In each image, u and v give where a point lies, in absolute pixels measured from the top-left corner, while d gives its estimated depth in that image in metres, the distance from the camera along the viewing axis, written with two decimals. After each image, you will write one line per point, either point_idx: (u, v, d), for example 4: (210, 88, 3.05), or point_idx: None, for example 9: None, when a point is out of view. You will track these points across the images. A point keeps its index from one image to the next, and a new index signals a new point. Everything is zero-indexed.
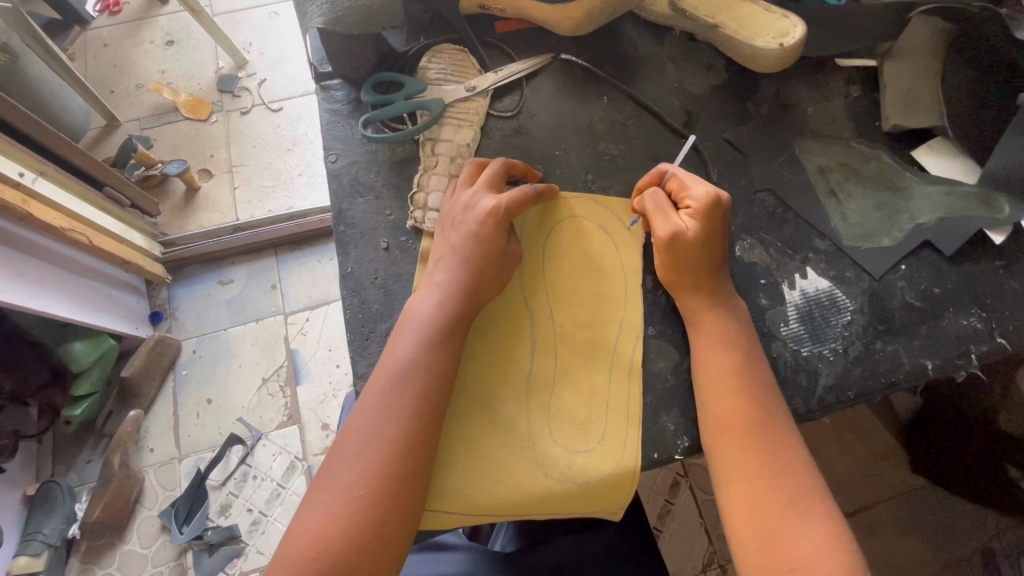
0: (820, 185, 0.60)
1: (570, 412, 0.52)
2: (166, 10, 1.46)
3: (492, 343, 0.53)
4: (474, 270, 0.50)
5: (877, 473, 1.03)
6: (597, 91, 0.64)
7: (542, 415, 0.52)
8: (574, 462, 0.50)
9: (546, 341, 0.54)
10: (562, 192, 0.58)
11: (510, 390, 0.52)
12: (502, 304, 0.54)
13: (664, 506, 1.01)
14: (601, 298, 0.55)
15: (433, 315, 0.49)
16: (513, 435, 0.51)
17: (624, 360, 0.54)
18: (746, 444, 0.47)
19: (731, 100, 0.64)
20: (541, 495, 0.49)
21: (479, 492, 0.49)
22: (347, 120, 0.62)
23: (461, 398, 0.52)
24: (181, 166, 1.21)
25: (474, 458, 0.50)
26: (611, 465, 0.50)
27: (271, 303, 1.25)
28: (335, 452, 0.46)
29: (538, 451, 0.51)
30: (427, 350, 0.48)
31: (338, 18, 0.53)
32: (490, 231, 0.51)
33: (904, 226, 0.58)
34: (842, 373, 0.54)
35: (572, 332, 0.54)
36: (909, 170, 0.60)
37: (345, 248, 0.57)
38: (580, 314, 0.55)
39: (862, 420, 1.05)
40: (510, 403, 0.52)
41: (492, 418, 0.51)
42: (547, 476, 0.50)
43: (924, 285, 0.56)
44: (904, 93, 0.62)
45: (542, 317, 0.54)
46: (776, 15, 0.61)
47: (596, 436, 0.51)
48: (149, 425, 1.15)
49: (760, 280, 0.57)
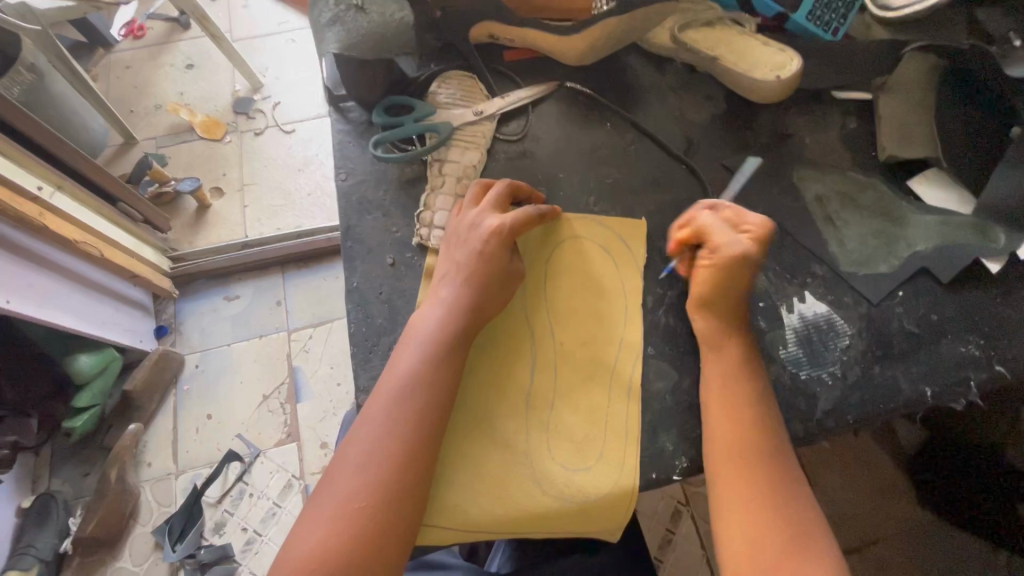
0: (818, 212, 0.61)
1: (569, 431, 0.52)
2: (187, 35, 1.52)
3: (492, 359, 0.54)
4: (477, 286, 0.51)
5: (886, 509, 1.05)
6: (601, 118, 0.66)
7: (541, 432, 0.52)
8: (572, 481, 0.50)
9: (548, 358, 0.54)
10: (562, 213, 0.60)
11: (511, 406, 0.52)
12: (504, 320, 0.55)
13: (665, 536, 1.01)
14: (601, 317, 0.56)
15: (437, 331, 0.50)
16: (512, 451, 0.51)
17: (623, 378, 0.54)
18: (746, 473, 0.47)
19: (730, 128, 0.66)
20: (540, 512, 0.49)
21: (478, 508, 0.49)
22: (357, 141, 0.64)
23: (462, 414, 0.52)
24: (194, 184, 1.25)
25: (475, 472, 0.50)
26: (610, 484, 0.50)
27: (276, 319, 1.28)
28: (335, 464, 0.47)
29: (537, 467, 0.51)
30: (430, 364, 0.49)
31: (354, 44, 0.57)
32: (494, 249, 0.52)
33: (901, 253, 0.59)
34: (842, 397, 0.54)
35: (572, 351, 0.55)
36: (905, 200, 0.62)
37: (351, 263, 0.58)
38: (581, 332, 0.55)
39: (868, 451, 1.09)
40: (510, 419, 0.52)
41: (491, 434, 0.51)
42: (545, 493, 0.50)
43: (921, 312, 0.57)
44: (899, 125, 0.64)
45: (543, 335, 0.55)
46: (774, 49, 0.63)
47: (594, 454, 0.51)
48: (149, 440, 1.17)
49: (759, 303, 0.57)
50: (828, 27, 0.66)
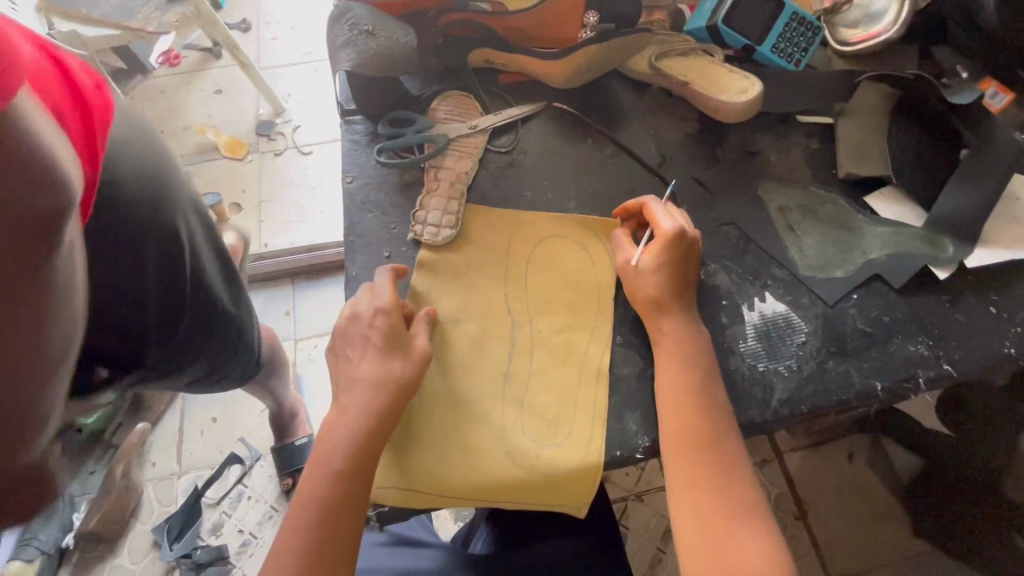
0: (781, 222, 0.67)
1: (541, 408, 0.57)
2: (218, 64, 1.67)
3: (474, 344, 0.59)
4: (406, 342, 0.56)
5: (879, 533, 1.11)
6: (583, 135, 0.73)
7: (515, 410, 0.57)
8: (541, 454, 0.55)
9: (524, 345, 0.60)
10: (542, 215, 0.66)
11: (490, 381, 0.58)
12: (487, 308, 0.61)
13: (656, 554, 1.08)
14: (576, 309, 0.62)
15: (354, 428, 0.53)
16: (490, 423, 0.56)
17: (593, 364, 0.59)
18: (696, 464, 0.52)
19: (700, 145, 0.72)
20: (509, 483, 0.54)
21: (455, 476, 0.53)
22: (364, 148, 0.70)
23: (446, 388, 0.57)
24: (215, 200, 1.38)
25: (451, 445, 0.55)
26: (575, 459, 0.55)
27: (283, 327, 1.37)
28: (302, 496, 0.52)
29: (511, 441, 0.55)
30: (361, 431, 0.53)
31: (363, 63, 0.64)
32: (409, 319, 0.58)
33: (857, 261, 0.64)
34: (797, 387, 0.58)
35: (548, 337, 0.60)
36: (862, 213, 0.67)
37: (351, 255, 0.64)
38: (558, 321, 0.61)
39: (862, 480, 1.15)
40: (488, 396, 0.57)
41: (470, 407, 0.56)
42: (517, 465, 0.54)
43: (874, 313, 0.61)
44: (857, 145, 0.70)
45: (522, 323, 0.61)
46: (738, 76, 0.71)
47: (565, 430, 0.56)
48: (155, 439, 1.23)
49: (722, 301, 0.62)
50: (791, 58, 0.73)
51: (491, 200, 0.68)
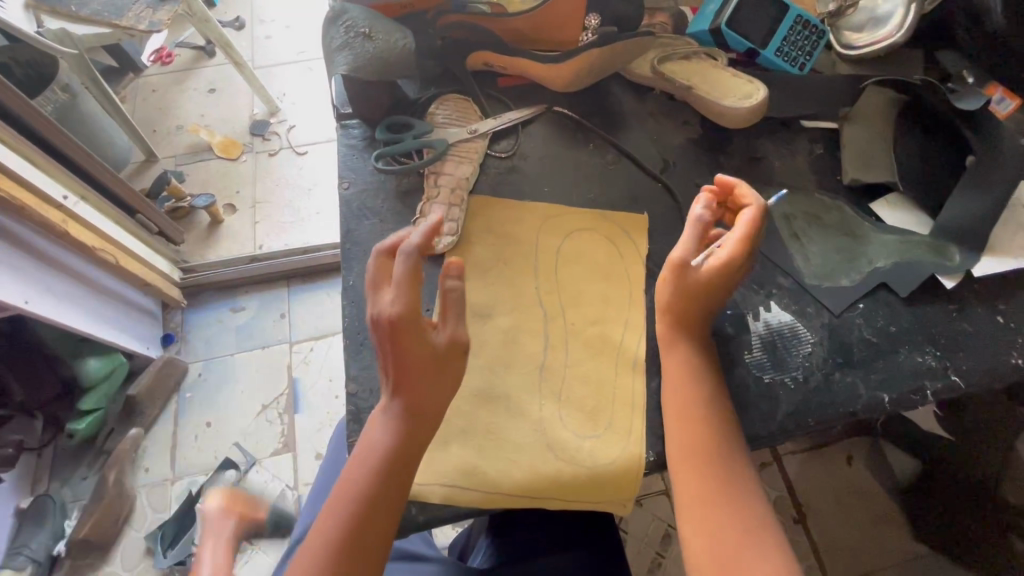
0: (786, 229, 0.66)
1: (579, 401, 0.56)
2: (211, 62, 1.65)
3: (491, 346, 0.58)
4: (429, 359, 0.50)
5: (877, 535, 1.11)
6: (585, 139, 0.71)
7: (554, 403, 0.55)
8: (582, 447, 0.54)
9: (557, 337, 0.58)
10: (570, 208, 0.66)
11: (524, 375, 0.56)
12: (503, 308, 0.60)
13: (655, 558, 1.07)
14: (609, 300, 0.61)
15: (387, 441, 0.49)
16: (527, 417, 0.54)
17: (629, 354, 0.58)
18: (702, 476, 0.51)
19: (704, 151, 0.71)
20: (552, 477, 0.52)
21: (498, 471, 0.52)
22: (361, 153, 0.69)
23: (474, 383, 0.56)
24: (208, 202, 1.38)
25: (487, 442, 0.53)
26: (617, 453, 0.54)
27: (279, 330, 1.35)
28: (328, 519, 0.48)
29: (550, 436, 0.54)
30: (397, 444, 0.49)
31: (360, 66, 0.63)
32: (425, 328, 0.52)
33: (863, 269, 0.63)
34: (803, 399, 0.57)
35: (582, 329, 0.59)
36: (867, 221, 0.66)
37: (348, 263, 0.62)
38: (591, 313, 0.60)
39: (865, 484, 1.14)
40: (524, 389, 0.56)
41: (506, 402, 0.55)
42: (558, 459, 0.53)
43: (881, 323, 0.60)
44: (861, 151, 0.69)
45: (555, 315, 0.59)
46: (743, 80, 0.70)
47: (604, 422, 0.55)
48: (149, 445, 1.23)
49: (727, 310, 0.61)
50: (795, 62, 0.72)
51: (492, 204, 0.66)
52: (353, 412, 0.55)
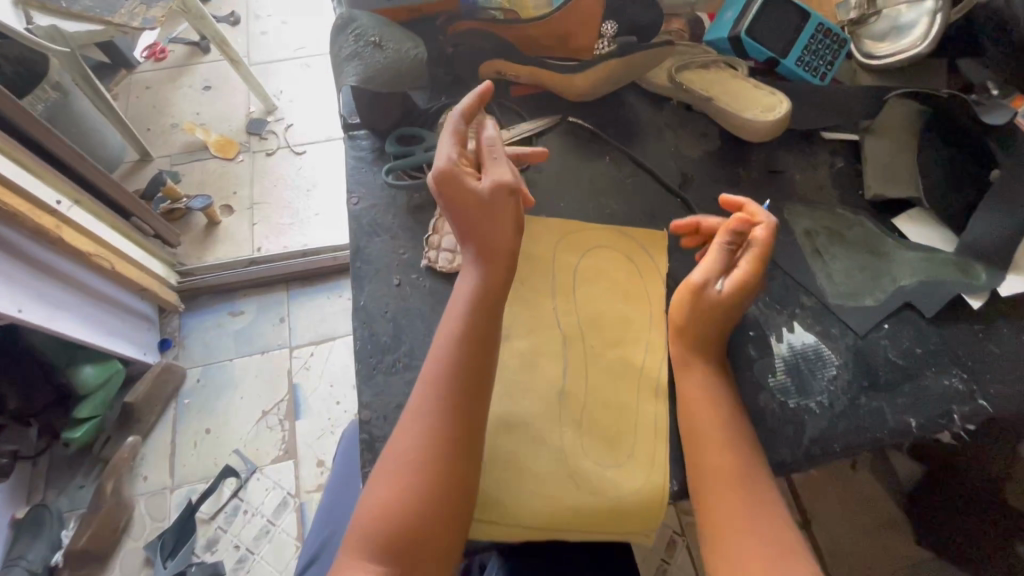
0: (807, 246, 0.64)
1: (601, 429, 0.54)
2: (207, 59, 1.61)
3: (511, 372, 0.56)
4: (452, 374, 0.51)
5: (882, 541, 1.10)
6: (601, 151, 0.69)
7: (575, 431, 0.54)
8: (604, 477, 0.52)
9: (578, 360, 0.57)
10: (588, 224, 0.64)
11: (544, 402, 0.55)
12: (521, 331, 0.58)
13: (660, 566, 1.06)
14: (629, 322, 0.59)
15: (421, 432, 0.49)
16: (547, 447, 0.53)
17: (651, 378, 0.56)
18: (726, 504, 0.49)
19: (723, 164, 0.69)
20: (573, 509, 0.51)
21: (517, 502, 0.51)
22: (369, 167, 0.66)
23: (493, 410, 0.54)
24: (207, 202, 1.35)
25: (507, 471, 0.52)
26: (639, 483, 0.52)
27: (279, 335, 1.33)
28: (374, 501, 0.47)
29: (571, 465, 0.53)
30: (431, 434, 0.49)
31: (370, 78, 0.60)
32: (446, 343, 0.52)
33: (886, 288, 0.62)
34: (828, 425, 0.55)
35: (601, 352, 0.57)
36: (890, 237, 0.64)
37: (359, 283, 0.60)
38: (611, 336, 0.58)
39: (867, 489, 1.14)
40: (544, 416, 0.54)
41: (527, 430, 0.54)
42: (579, 489, 0.52)
43: (906, 345, 0.59)
44: (883, 165, 0.67)
45: (574, 338, 0.58)
46: (765, 92, 0.68)
47: (626, 452, 0.53)
48: (147, 453, 1.21)
49: (750, 332, 0.60)
50: (816, 72, 0.70)
51: None
52: (366, 441, 0.53)
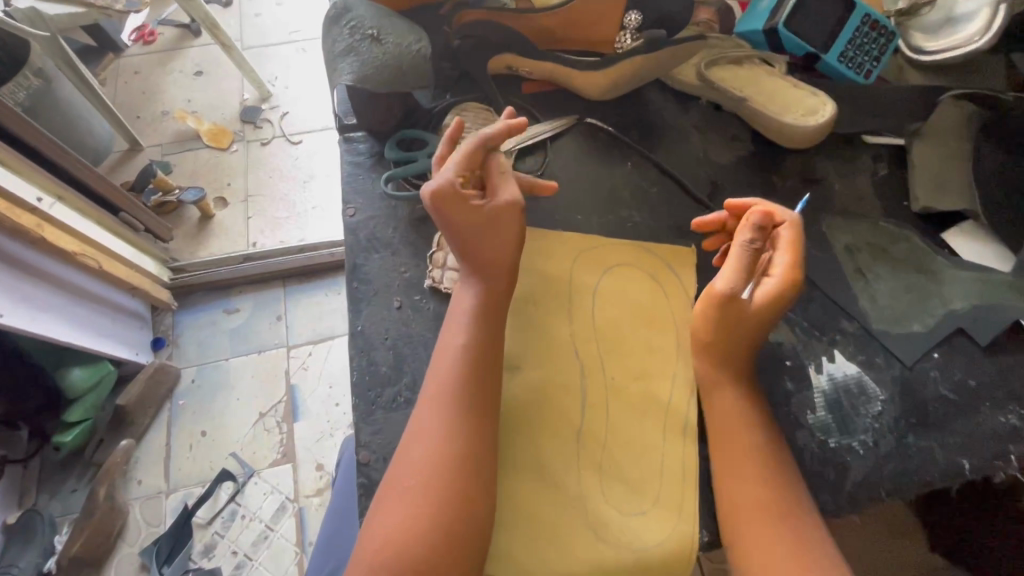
0: (848, 265, 0.58)
1: (622, 472, 0.49)
2: (198, 42, 1.53)
3: (523, 407, 0.51)
4: (452, 414, 0.45)
5: None
6: (622, 156, 0.63)
7: (593, 475, 0.49)
8: (626, 526, 0.47)
9: (597, 393, 0.52)
10: (608, 240, 0.58)
11: (559, 441, 0.50)
12: (534, 361, 0.52)
13: None
14: (653, 351, 0.53)
15: (423, 470, 0.44)
16: (563, 492, 0.48)
17: (678, 416, 0.51)
18: (772, 543, 0.43)
19: (756, 171, 0.63)
20: (592, 562, 0.46)
21: (531, 554, 0.46)
22: (368, 174, 0.60)
23: (502, 449, 0.49)
24: (197, 194, 1.28)
25: (518, 518, 0.47)
26: (665, 535, 0.47)
27: (276, 334, 1.28)
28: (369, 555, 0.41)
29: (589, 512, 0.48)
30: (435, 472, 0.43)
31: (367, 76, 0.54)
32: (448, 371, 0.47)
33: (935, 311, 0.56)
34: (873, 467, 0.50)
35: (623, 385, 0.52)
36: (940, 254, 0.58)
37: (357, 305, 0.55)
38: (633, 367, 0.53)
39: None
40: (561, 457, 0.49)
41: (541, 473, 0.49)
42: (598, 540, 0.47)
43: (958, 377, 0.54)
44: (933, 174, 0.61)
45: (592, 370, 0.52)
46: (806, 92, 0.61)
47: (650, 498, 0.48)
48: (141, 456, 1.16)
49: (786, 362, 0.54)
50: (860, 69, 0.63)
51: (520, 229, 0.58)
52: (364, 486, 0.48)
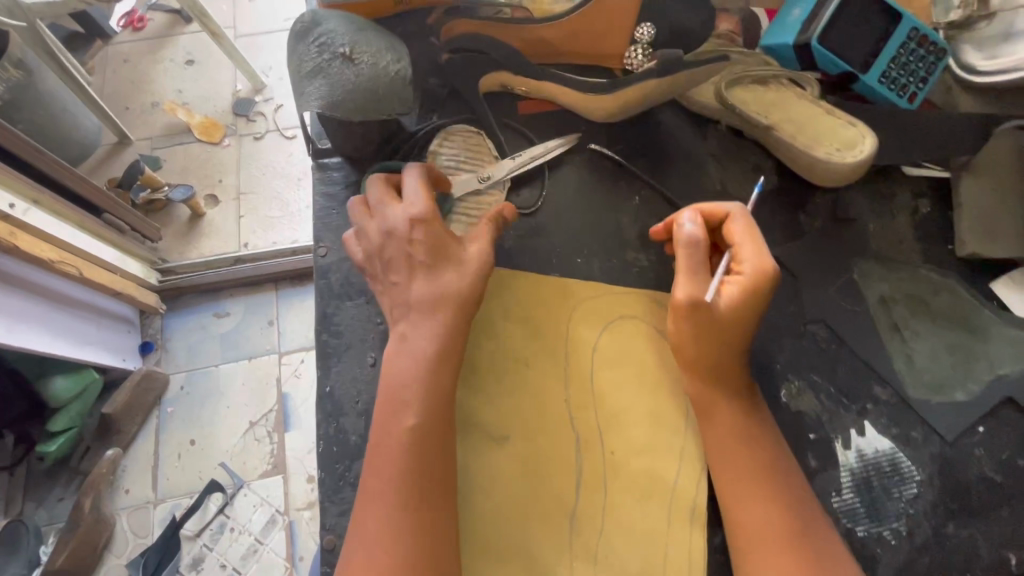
0: (883, 320, 0.51)
1: (621, 564, 0.44)
2: (188, 29, 1.44)
3: (510, 486, 0.45)
4: (413, 507, 0.40)
5: None
6: (629, 189, 0.56)
7: (588, 567, 0.44)
8: None
9: (592, 470, 0.46)
10: (609, 288, 0.51)
11: (551, 525, 0.44)
12: (525, 432, 0.46)
13: None
14: (658, 421, 0.47)
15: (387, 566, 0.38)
16: None
17: (685, 500, 0.45)
18: None
19: (781, 208, 0.56)
20: None
21: None
22: (343, 207, 0.54)
23: (483, 534, 0.44)
24: (186, 193, 1.20)
25: None
26: None
27: (267, 341, 1.20)
28: None
29: None
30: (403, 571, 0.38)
31: (337, 102, 0.47)
32: (412, 449, 0.41)
33: (982, 377, 0.49)
34: (905, 561, 0.45)
35: (624, 461, 0.46)
36: (988, 306, 0.51)
37: (327, 361, 0.49)
38: (636, 439, 0.47)
39: None
40: (549, 547, 0.44)
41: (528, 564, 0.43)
42: None
43: (1006, 456, 0.47)
44: (983, 215, 0.53)
45: (590, 443, 0.46)
46: (841, 121, 0.54)
47: None
48: (128, 465, 1.10)
49: (809, 435, 0.48)
50: (904, 91, 0.56)
51: (512, 270, 0.51)
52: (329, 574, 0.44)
